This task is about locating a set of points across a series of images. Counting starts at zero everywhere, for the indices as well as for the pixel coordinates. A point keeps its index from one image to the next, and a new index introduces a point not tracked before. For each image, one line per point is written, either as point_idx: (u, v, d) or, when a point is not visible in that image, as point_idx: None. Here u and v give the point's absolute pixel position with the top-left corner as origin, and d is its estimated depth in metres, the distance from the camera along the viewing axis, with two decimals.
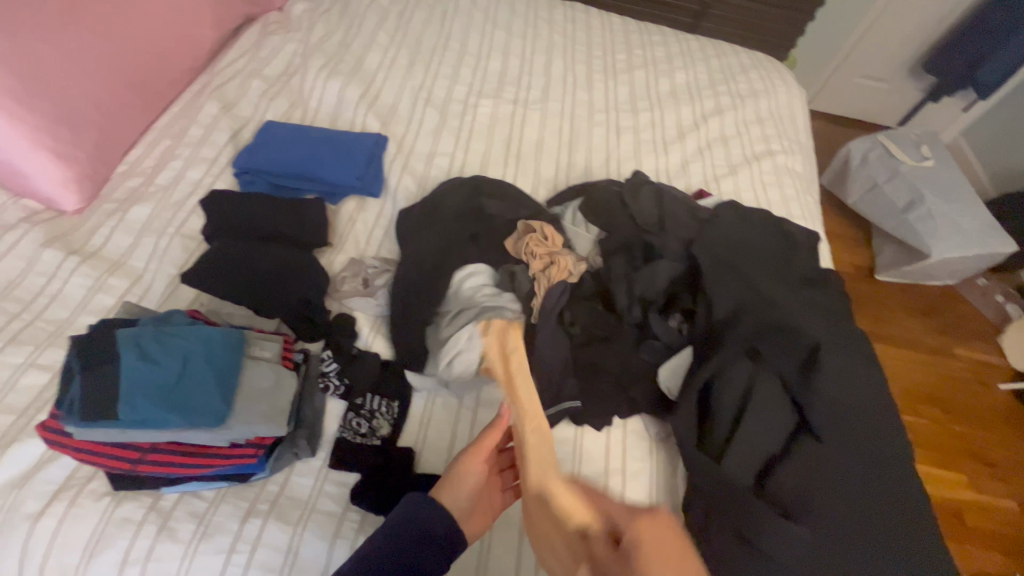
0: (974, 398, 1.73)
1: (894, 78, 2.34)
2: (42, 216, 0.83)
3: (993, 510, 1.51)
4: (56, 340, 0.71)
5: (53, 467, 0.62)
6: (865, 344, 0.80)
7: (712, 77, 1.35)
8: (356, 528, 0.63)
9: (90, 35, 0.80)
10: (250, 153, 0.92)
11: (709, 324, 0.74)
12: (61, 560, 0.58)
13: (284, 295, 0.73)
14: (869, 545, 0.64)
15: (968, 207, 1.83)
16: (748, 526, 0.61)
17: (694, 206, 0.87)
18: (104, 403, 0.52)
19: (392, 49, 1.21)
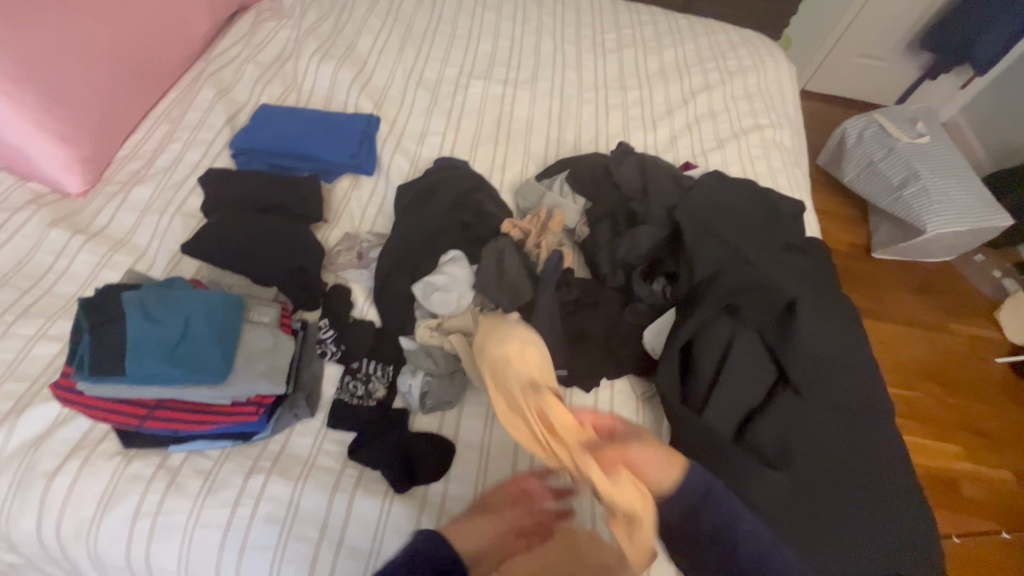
0: (975, 372, 1.66)
1: (891, 56, 2.32)
2: (48, 199, 0.86)
3: (994, 484, 1.44)
4: (64, 312, 0.74)
5: (66, 429, 0.65)
6: (845, 305, 0.82)
7: (701, 54, 1.36)
8: (354, 482, 0.66)
9: (83, 20, 0.82)
10: (246, 134, 0.94)
11: (689, 285, 0.78)
12: (77, 514, 0.62)
13: (281, 266, 0.77)
14: (847, 489, 0.66)
15: (964, 184, 1.75)
16: (727, 471, 0.64)
17: (677, 173, 0.90)
18: (113, 360, 0.57)
19: (383, 33, 1.23)
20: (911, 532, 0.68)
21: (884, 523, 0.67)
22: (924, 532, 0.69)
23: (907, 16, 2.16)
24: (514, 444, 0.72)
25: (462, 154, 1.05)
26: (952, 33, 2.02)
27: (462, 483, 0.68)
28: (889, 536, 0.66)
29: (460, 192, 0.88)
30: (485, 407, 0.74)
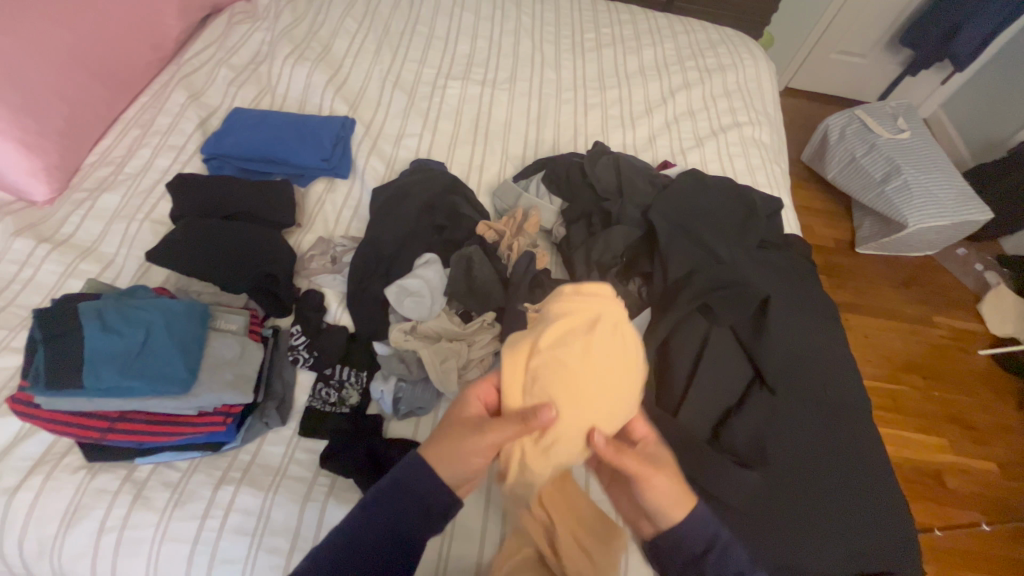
0: (957, 365, 1.68)
1: (872, 53, 2.33)
2: (13, 207, 0.84)
3: (978, 475, 1.46)
4: (27, 323, 0.72)
5: (28, 443, 0.64)
6: (819, 302, 0.82)
7: (680, 52, 1.36)
8: (326, 491, 0.65)
9: (47, 25, 0.80)
10: (217, 138, 0.93)
11: (664, 284, 0.77)
12: (39, 531, 0.60)
13: (248, 271, 0.75)
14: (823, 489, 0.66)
15: (944, 178, 1.76)
16: (702, 473, 0.63)
17: (653, 172, 0.90)
18: (71, 373, 0.56)
19: (359, 35, 1.22)
20: (889, 527, 0.68)
21: (862, 520, 0.66)
22: (900, 527, 0.69)
23: (887, 12, 2.18)
24: None
25: (438, 156, 1.04)
26: (931, 30, 2.03)
27: None
28: (867, 533, 0.66)
29: (434, 194, 0.88)
30: None
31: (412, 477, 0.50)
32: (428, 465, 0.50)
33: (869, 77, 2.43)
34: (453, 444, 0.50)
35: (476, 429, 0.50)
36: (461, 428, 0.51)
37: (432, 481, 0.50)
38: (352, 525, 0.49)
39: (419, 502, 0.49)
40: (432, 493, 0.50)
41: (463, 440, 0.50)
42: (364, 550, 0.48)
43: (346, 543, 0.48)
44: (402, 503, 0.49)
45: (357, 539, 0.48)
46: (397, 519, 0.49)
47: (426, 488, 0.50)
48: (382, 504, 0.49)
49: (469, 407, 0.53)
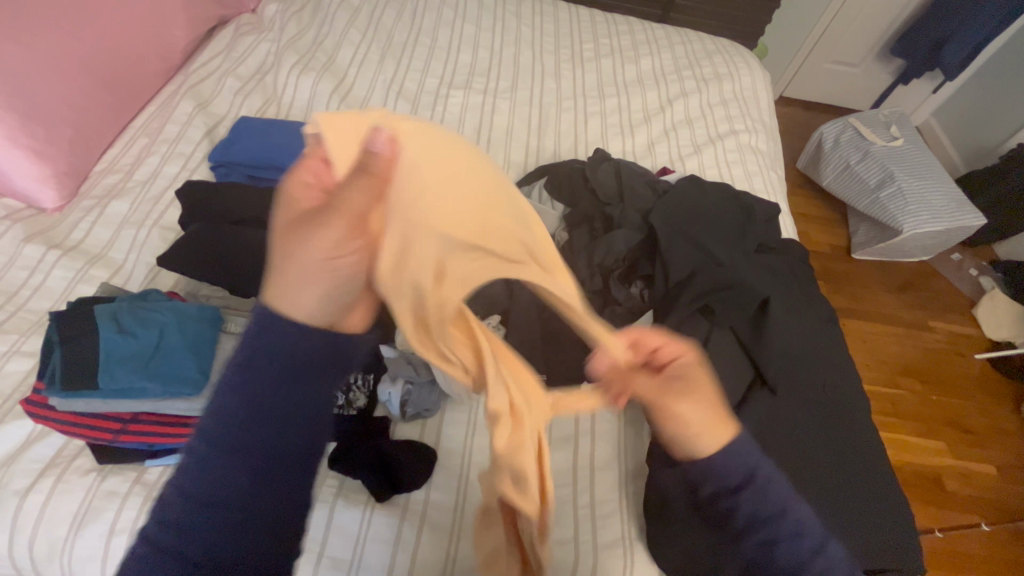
0: (955, 369, 1.69)
1: (864, 62, 2.38)
2: (23, 214, 0.85)
3: (978, 478, 1.47)
4: (38, 328, 0.73)
5: (39, 446, 0.64)
6: (817, 303, 0.83)
7: (677, 62, 1.39)
8: (335, 492, 0.66)
9: (61, 36, 0.82)
10: (225, 146, 0.94)
11: (666, 286, 0.79)
12: (50, 533, 0.61)
13: (256, 275, 0.76)
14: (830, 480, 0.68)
15: (937, 185, 1.79)
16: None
17: (652, 177, 0.92)
18: (86, 375, 0.58)
19: (363, 45, 1.25)
20: (890, 525, 0.69)
21: (862, 518, 0.68)
22: (901, 525, 0.70)
23: (878, 23, 2.22)
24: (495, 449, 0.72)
25: None
26: (921, 40, 2.08)
27: (444, 490, 0.68)
28: (867, 530, 0.67)
29: None
30: (466, 413, 0.74)
31: (288, 338, 0.40)
32: (279, 310, 0.40)
33: (862, 86, 2.47)
34: (292, 266, 0.38)
35: (310, 220, 0.37)
36: (297, 225, 0.38)
37: (294, 328, 0.40)
38: (227, 410, 0.40)
39: (311, 363, 0.41)
40: (315, 343, 0.41)
41: (308, 247, 0.37)
42: (257, 440, 0.40)
43: (229, 436, 0.39)
44: (291, 370, 0.40)
45: (242, 427, 0.39)
46: (286, 387, 0.40)
47: (310, 338, 0.41)
48: (263, 381, 0.40)
49: (298, 195, 0.39)
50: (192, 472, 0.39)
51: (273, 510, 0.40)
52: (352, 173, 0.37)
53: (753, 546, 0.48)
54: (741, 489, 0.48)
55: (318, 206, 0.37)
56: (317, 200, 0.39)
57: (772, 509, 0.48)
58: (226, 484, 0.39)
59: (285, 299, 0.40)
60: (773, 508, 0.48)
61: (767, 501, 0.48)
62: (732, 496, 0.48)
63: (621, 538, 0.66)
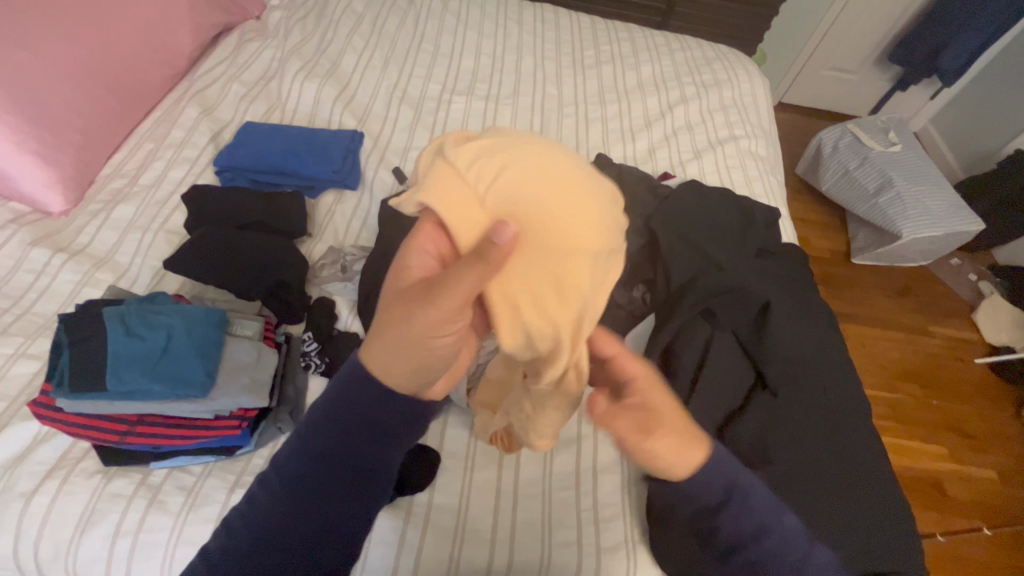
0: (955, 374, 1.69)
1: (862, 69, 2.40)
2: (29, 218, 0.86)
3: (978, 483, 1.47)
4: (44, 331, 0.73)
5: (45, 448, 0.65)
6: (817, 307, 0.84)
7: (677, 69, 1.40)
8: None
9: (70, 41, 0.83)
10: (230, 151, 0.95)
11: (668, 290, 0.80)
12: (55, 535, 0.61)
13: (261, 278, 0.77)
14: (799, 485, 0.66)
15: (935, 190, 1.80)
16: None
17: (654, 182, 0.93)
18: (96, 377, 0.59)
19: (366, 52, 1.26)
20: (891, 527, 0.69)
21: (863, 519, 0.68)
22: (903, 530, 0.70)
23: (875, 30, 2.24)
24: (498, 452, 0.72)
25: None
26: (918, 47, 2.10)
27: (448, 492, 0.68)
28: (868, 532, 0.67)
29: None
30: (470, 416, 0.75)
31: (362, 392, 0.42)
32: (374, 374, 0.41)
33: (860, 93, 2.49)
34: (393, 334, 0.39)
35: (423, 298, 0.37)
36: (409, 303, 0.38)
37: (386, 394, 0.42)
38: (299, 452, 0.42)
39: (378, 416, 0.42)
40: (391, 403, 0.42)
41: (419, 322, 0.38)
42: (319, 485, 0.42)
43: (296, 478, 0.41)
44: (360, 424, 0.42)
45: (307, 471, 0.41)
46: (357, 439, 0.42)
47: (387, 400, 0.42)
48: (333, 430, 0.42)
49: (417, 258, 0.40)
50: (262, 508, 0.42)
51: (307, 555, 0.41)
52: (466, 258, 0.37)
53: (739, 565, 0.45)
54: (721, 507, 0.44)
55: (428, 283, 0.38)
56: (432, 268, 0.40)
57: (755, 525, 0.44)
58: (288, 517, 0.41)
59: (381, 365, 0.41)
60: (754, 524, 0.44)
61: (746, 516, 0.44)
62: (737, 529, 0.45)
63: (624, 540, 0.66)
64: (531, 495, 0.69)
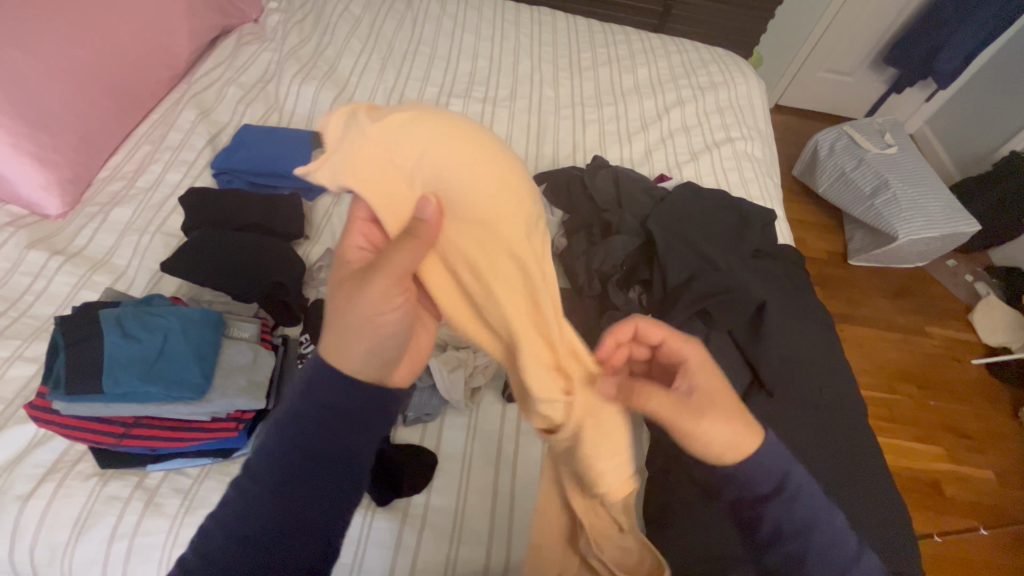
0: (951, 375, 1.70)
1: (858, 71, 2.41)
2: (26, 220, 0.86)
3: (975, 483, 1.47)
4: (40, 334, 0.73)
5: (41, 451, 0.65)
6: (812, 308, 0.84)
7: (673, 71, 1.41)
8: None
9: (68, 44, 0.84)
10: (227, 153, 0.96)
11: (665, 290, 0.80)
12: (51, 538, 0.61)
13: (258, 280, 0.77)
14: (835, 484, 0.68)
15: (931, 191, 1.81)
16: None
17: (650, 184, 0.93)
18: (91, 379, 0.59)
19: (364, 55, 1.26)
20: (886, 527, 0.69)
21: (860, 519, 0.68)
22: (899, 529, 0.71)
23: (871, 33, 2.25)
24: (495, 453, 0.72)
25: None
26: (914, 49, 2.11)
27: (444, 494, 0.68)
28: (865, 532, 0.67)
29: None
30: (466, 417, 0.75)
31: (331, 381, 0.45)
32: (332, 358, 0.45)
33: (856, 95, 2.50)
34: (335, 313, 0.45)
35: (361, 278, 0.44)
36: (347, 283, 0.44)
37: (346, 378, 0.45)
38: (274, 450, 0.43)
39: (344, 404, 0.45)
40: (353, 388, 0.45)
41: (361, 302, 0.44)
42: (292, 477, 0.43)
43: (270, 473, 0.43)
44: (329, 412, 0.44)
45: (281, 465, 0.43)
46: (326, 429, 0.44)
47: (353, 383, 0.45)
48: (304, 422, 0.44)
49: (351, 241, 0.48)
50: (237, 505, 0.42)
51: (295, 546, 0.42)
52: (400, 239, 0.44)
53: (777, 557, 0.47)
54: (767, 497, 0.46)
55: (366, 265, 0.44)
56: (365, 258, 0.47)
57: (800, 522, 0.46)
58: (264, 518, 0.42)
59: (337, 347, 0.45)
60: (798, 521, 0.46)
61: (792, 511, 0.46)
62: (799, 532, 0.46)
63: None
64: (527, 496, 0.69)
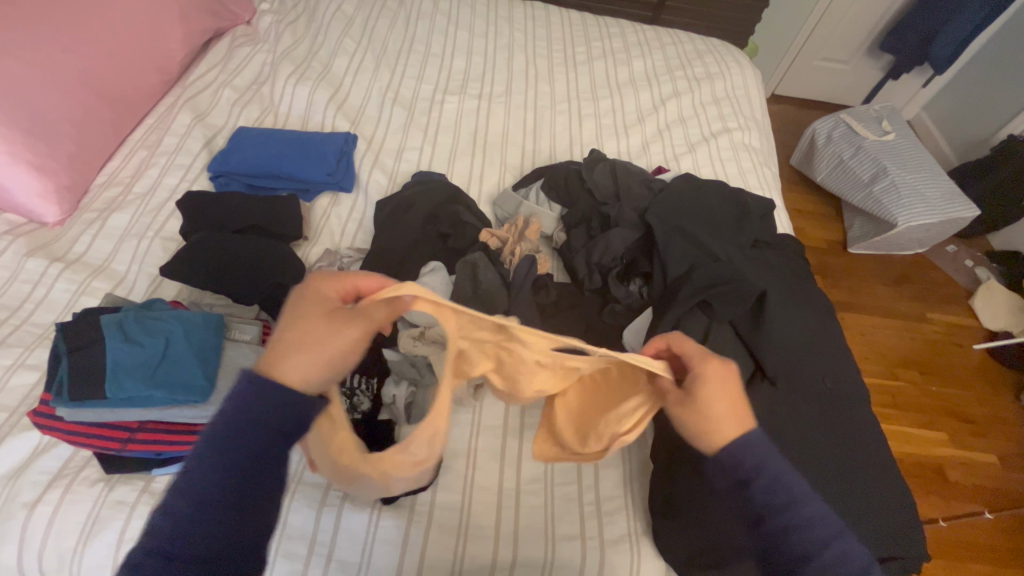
0: (955, 360, 1.70)
1: (854, 59, 2.39)
2: (24, 228, 0.86)
3: (979, 467, 1.47)
4: (43, 341, 0.73)
5: (47, 458, 0.65)
6: (811, 296, 0.84)
7: (669, 63, 1.40)
8: (341, 495, 0.66)
9: (58, 50, 0.83)
10: (224, 156, 0.95)
11: (665, 283, 0.81)
12: (59, 544, 0.61)
13: (259, 281, 0.77)
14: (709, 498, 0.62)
15: (930, 177, 1.80)
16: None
17: (648, 176, 0.94)
18: (95, 385, 0.59)
19: (358, 54, 1.26)
20: (892, 513, 0.69)
21: (866, 505, 0.68)
22: (905, 515, 0.70)
23: (867, 20, 2.24)
24: (500, 448, 0.73)
25: (440, 168, 1.07)
26: (910, 35, 2.09)
27: (451, 491, 0.68)
28: (869, 517, 0.68)
29: (451, 214, 0.90)
30: (469, 415, 0.75)
31: (240, 426, 0.43)
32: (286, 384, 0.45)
33: (852, 82, 2.49)
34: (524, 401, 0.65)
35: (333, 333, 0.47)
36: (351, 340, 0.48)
37: (275, 392, 0.44)
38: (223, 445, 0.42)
39: (262, 444, 0.43)
40: (279, 407, 0.44)
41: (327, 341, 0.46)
42: (217, 497, 0.41)
43: (193, 517, 0.40)
44: (239, 467, 0.42)
45: (197, 509, 0.41)
46: (243, 450, 0.43)
47: (274, 406, 0.44)
48: (212, 475, 0.42)
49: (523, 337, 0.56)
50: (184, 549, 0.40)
51: (224, 525, 0.41)
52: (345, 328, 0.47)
53: None
54: (749, 478, 0.45)
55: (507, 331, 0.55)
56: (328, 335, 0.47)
57: (783, 498, 0.44)
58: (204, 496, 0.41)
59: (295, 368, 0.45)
60: (781, 496, 0.44)
61: (775, 490, 0.44)
62: (740, 485, 0.46)
63: (627, 534, 0.66)
64: (533, 491, 0.70)
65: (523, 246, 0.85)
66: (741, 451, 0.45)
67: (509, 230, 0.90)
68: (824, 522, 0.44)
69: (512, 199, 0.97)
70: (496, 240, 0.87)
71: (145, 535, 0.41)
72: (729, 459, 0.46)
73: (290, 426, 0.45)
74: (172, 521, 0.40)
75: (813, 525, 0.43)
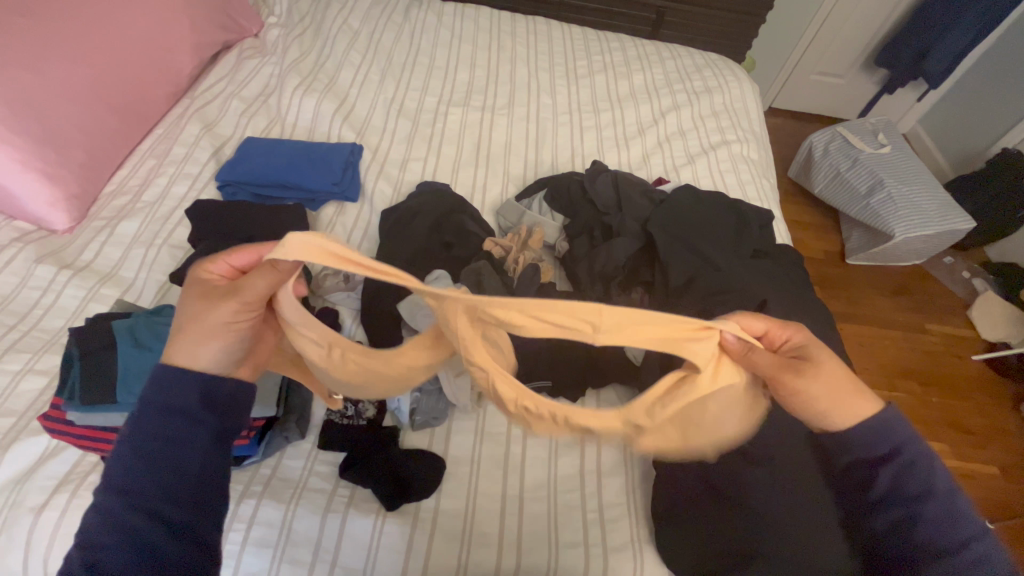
0: (954, 371, 1.71)
1: (849, 73, 2.44)
2: (34, 236, 0.87)
3: (978, 477, 1.48)
4: (51, 347, 0.74)
5: (53, 463, 0.65)
6: (812, 305, 0.85)
7: (668, 77, 1.43)
8: (346, 501, 0.67)
9: (71, 62, 0.85)
10: (232, 166, 0.97)
11: (666, 292, 0.82)
12: (63, 550, 0.61)
13: None
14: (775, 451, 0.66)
15: (926, 189, 1.82)
16: (736, 478, 0.64)
17: (648, 187, 0.96)
18: (105, 390, 0.60)
19: (363, 67, 1.28)
20: None
21: None
22: None
23: (862, 36, 2.28)
24: (504, 455, 0.73)
25: (443, 178, 1.09)
26: (904, 50, 2.14)
27: (454, 497, 0.69)
28: None
29: (455, 223, 0.92)
30: (473, 422, 0.76)
31: (150, 421, 0.47)
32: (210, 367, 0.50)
33: (848, 96, 2.53)
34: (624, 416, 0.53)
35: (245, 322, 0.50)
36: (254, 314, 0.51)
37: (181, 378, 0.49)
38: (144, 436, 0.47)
39: (185, 427, 0.48)
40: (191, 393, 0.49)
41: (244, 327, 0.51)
42: (147, 480, 0.45)
43: (123, 501, 0.44)
44: (164, 452, 0.47)
45: (129, 495, 0.45)
46: (166, 436, 0.47)
47: (186, 393, 0.49)
48: (140, 462, 0.46)
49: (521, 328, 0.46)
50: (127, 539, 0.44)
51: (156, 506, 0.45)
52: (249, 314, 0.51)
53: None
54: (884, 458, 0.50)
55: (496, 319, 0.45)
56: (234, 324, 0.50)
57: (918, 484, 0.49)
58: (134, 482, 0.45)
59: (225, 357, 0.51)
60: (919, 483, 0.49)
61: (912, 475, 0.49)
62: (875, 464, 0.50)
63: (630, 540, 0.66)
64: (536, 498, 0.70)
65: (526, 254, 0.87)
66: (874, 432, 0.50)
67: (512, 239, 0.91)
68: (954, 507, 0.48)
69: (514, 208, 0.98)
70: (499, 249, 0.88)
71: (82, 533, 0.44)
72: (864, 443, 0.50)
73: (198, 405, 0.49)
74: (108, 516, 0.44)
75: (954, 515, 0.48)
